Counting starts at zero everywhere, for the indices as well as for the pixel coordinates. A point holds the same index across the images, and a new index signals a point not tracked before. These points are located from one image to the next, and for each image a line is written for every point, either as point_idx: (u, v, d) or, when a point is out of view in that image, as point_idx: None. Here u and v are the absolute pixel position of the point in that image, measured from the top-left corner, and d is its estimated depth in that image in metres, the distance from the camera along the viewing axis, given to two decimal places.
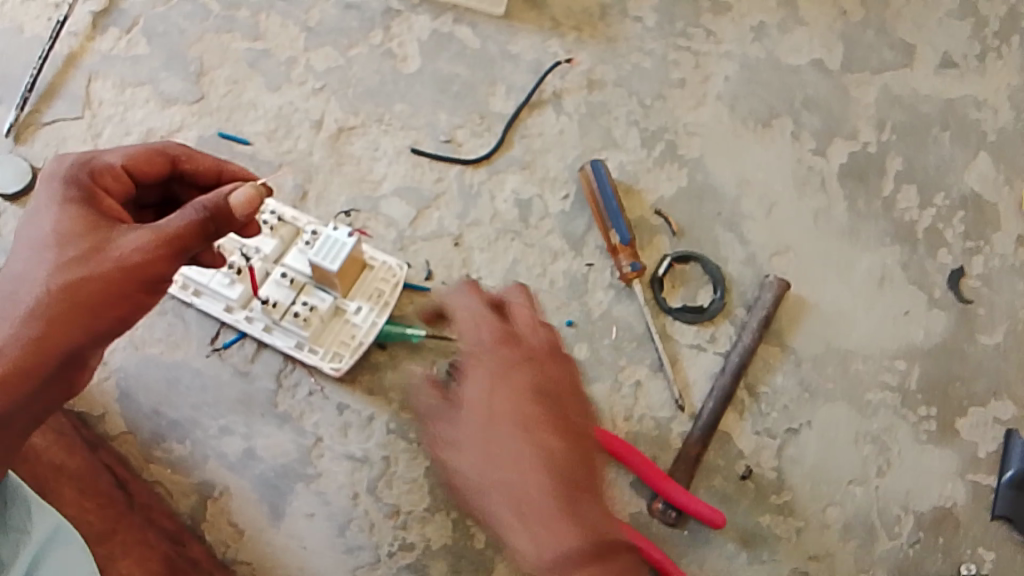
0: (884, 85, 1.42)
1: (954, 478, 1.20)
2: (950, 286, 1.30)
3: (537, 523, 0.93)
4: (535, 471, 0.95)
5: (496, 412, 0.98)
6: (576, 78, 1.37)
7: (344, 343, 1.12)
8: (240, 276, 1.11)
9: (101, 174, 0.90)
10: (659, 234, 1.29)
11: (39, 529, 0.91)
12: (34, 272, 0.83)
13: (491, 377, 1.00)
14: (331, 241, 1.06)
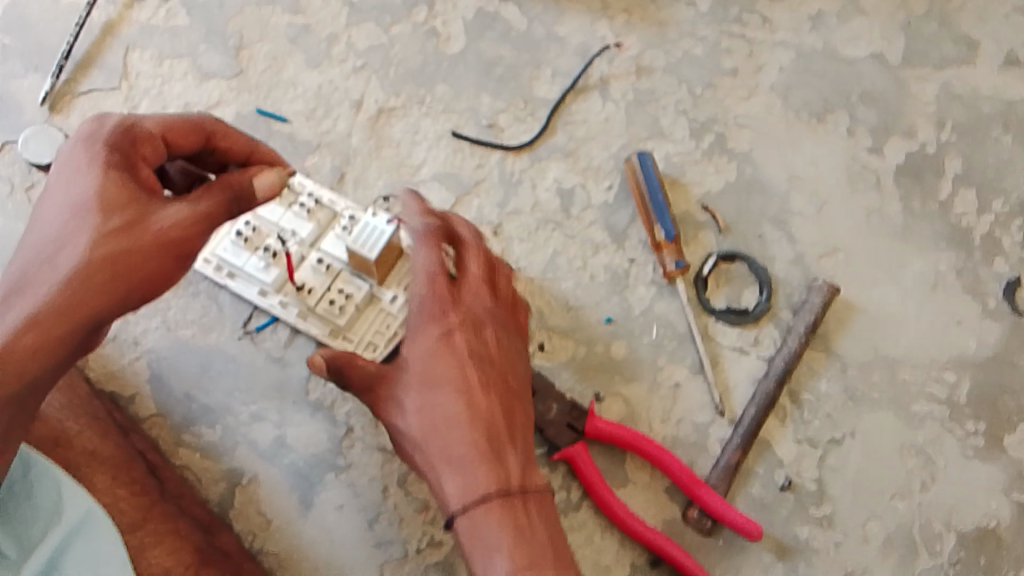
0: (945, 81, 1.35)
1: (999, 495, 1.16)
2: (1006, 297, 1.25)
3: (453, 485, 0.85)
4: (437, 437, 0.87)
5: (430, 374, 0.89)
6: (624, 64, 1.32)
7: (379, 332, 1.08)
8: (276, 260, 1.09)
9: (140, 143, 0.86)
10: (705, 231, 1.24)
11: (71, 511, 0.88)
12: (73, 241, 0.81)
13: (446, 332, 0.91)
14: (369, 228, 1.04)
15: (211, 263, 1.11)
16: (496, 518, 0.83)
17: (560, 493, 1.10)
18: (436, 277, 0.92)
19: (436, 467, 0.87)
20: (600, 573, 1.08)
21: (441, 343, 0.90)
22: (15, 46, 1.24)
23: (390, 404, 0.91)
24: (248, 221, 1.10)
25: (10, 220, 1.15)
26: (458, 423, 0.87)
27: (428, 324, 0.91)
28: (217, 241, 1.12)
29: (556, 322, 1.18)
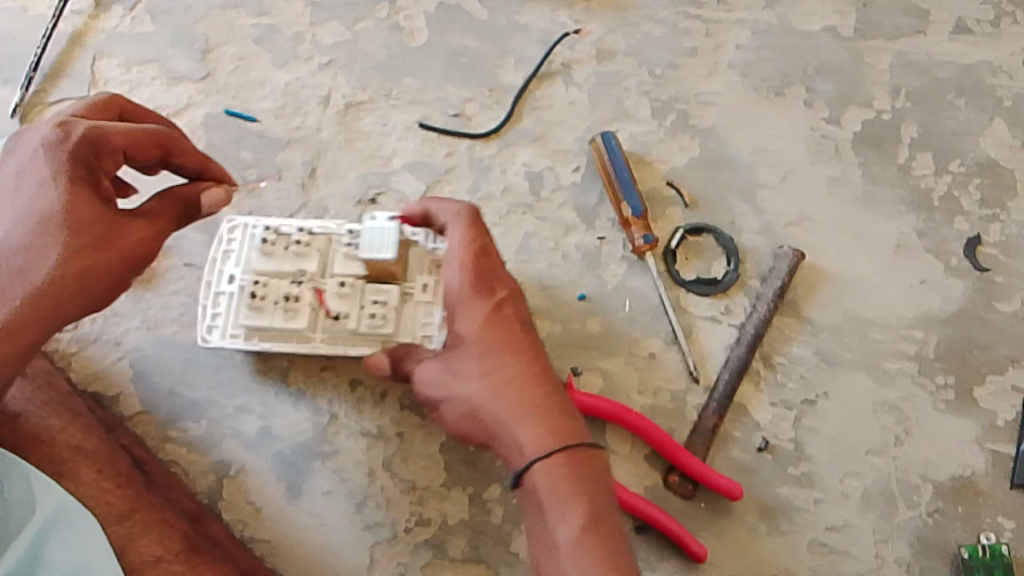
0: (899, 50, 1.39)
1: (973, 446, 1.19)
2: (968, 255, 1.28)
3: (526, 449, 0.85)
4: (506, 404, 0.87)
5: (490, 344, 0.89)
6: (586, 49, 1.35)
7: (425, 324, 1.03)
8: (296, 306, 1.02)
9: (104, 156, 0.87)
10: (672, 206, 1.27)
11: (44, 502, 0.89)
12: (43, 256, 0.83)
13: (493, 306, 0.91)
14: (371, 230, 1.00)
15: (237, 335, 1.03)
16: (563, 477, 0.84)
17: None
18: (475, 252, 0.93)
19: (501, 432, 0.87)
20: None
21: (490, 316, 0.90)
22: None
23: (444, 382, 0.90)
24: (250, 283, 1.03)
25: None
26: (524, 387, 0.87)
27: (474, 297, 0.91)
28: (229, 314, 1.04)
29: (533, 301, 1.21)
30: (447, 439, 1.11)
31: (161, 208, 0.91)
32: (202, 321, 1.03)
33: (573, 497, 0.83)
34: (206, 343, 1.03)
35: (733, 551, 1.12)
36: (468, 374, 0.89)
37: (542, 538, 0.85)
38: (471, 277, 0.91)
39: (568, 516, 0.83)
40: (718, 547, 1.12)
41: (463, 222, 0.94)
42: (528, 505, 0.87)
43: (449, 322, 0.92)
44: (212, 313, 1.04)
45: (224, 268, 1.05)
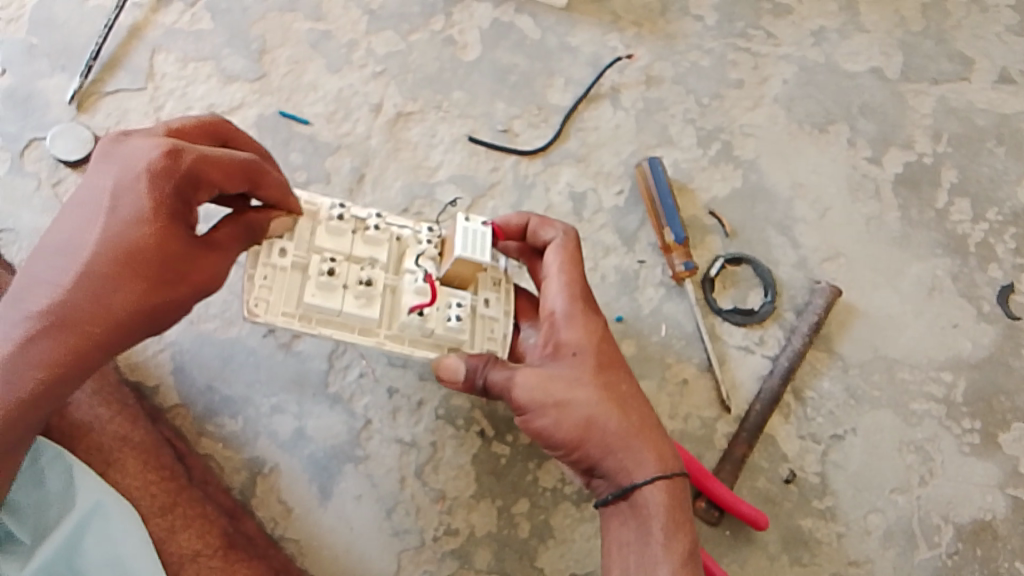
0: (941, 95, 1.40)
1: (995, 490, 1.21)
2: (999, 302, 1.30)
3: (643, 466, 0.90)
4: (626, 422, 0.90)
5: (604, 360, 0.92)
6: (634, 74, 1.36)
7: (498, 340, 0.95)
8: (371, 293, 0.91)
9: (201, 187, 0.80)
10: (711, 235, 1.28)
11: (83, 496, 0.90)
12: (121, 291, 0.76)
13: (602, 324, 0.94)
14: (471, 231, 0.92)
15: (290, 313, 0.89)
16: (673, 495, 0.91)
17: (572, 485, 1.14)
18: (583, 269, 0.95)
19: (615, 446, 0.90)
20: None
21: (603, 334, 0.93)
22: (43, 45, 1.26)
23: (557, 394, 0.89)
24: (318, 260, 0.91)
25: (37, 214, 1.18)
26: (637, 405, 0.92)
27: (587, 312, 0.93)
28: (281, 287, 0.89)
29: None
30: (478, 451, 1.13)
31: (234, 237, 0.84)
32: (250, 291, 0.87)
33: (682, 514, 0.90)
34: (254, 317, 0.86)
35: None
36: (586, 382, 0.90)
37: (647, 555, 0.88)
38: (584, 293, 0.93)
39: (683, 533, 0.89)
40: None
41: (567, 238, 0.96)
42: (629, 520, 0.91)
43: (559, 331, 0.92)
44: (260, 284, 0.88)
45: (276, 239, 0.90)
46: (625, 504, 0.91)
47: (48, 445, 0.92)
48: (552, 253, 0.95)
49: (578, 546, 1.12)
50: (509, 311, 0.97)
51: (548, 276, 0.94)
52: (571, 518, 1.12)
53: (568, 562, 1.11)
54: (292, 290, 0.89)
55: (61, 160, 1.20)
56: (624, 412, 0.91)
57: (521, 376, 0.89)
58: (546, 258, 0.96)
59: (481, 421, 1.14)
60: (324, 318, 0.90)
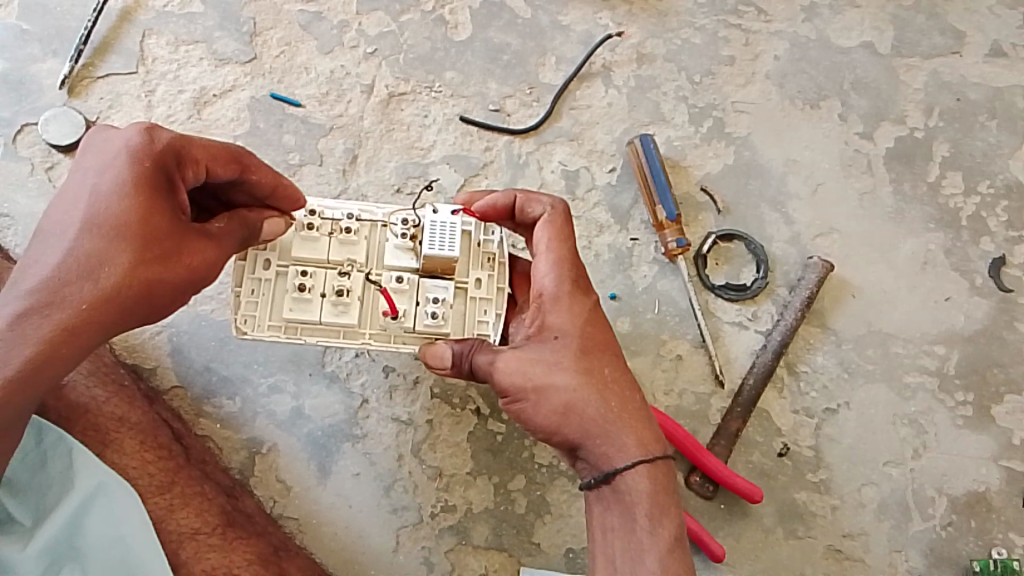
0: (934, 69, 1.40)
1: (988, 462, 1.22)
2: (992, 275, 1.30)
3: (625, 453, 0.90)
4: (608, 407, 0.90)
5: (589, 344, 0.91)
6: (626, 52, 1.36)
7: (485, 320, 0.95)
8: (346, 300, 0.93)
9: (185, 165, 0.83)
10: (704, 212, 1.29)
11: (85, 477, 0.91)
12: (111, 266, 0.77)
13: (590, 306, 0.93)
14: (437, 227, 0.93)
15: (275, 326, 0.92)
16: (659, 482, 0.91)
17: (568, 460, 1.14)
18: (571, 246, 0.94)
19: (594, 432, 0.90)
20: None
21: (590, 316, 0.92)
22: (33, 29, 1.26)
23: (536, 377, 0.89)
24: (294, 272, 0.93)
25: (32, 198, 1.19)
26: (621, 390, 0.92)
27: (575, 294, 0.92)
28: (264, 301, 0.92)
29: None
30: (475, 428, 1.14)
31: (228, 231, 0.85)
32: (235, 309, 0.91)
33: (668, 499, 0.91)
34: (241, 335, 0.91)
35: (749, 552, 1.15)
36: (568, 366, 0.90)
37: (631, 539, 0.89)
38: (572, 273, 0.92)
39: (667, 520, 0.90)
40: (735, 549, 1.15)
41: (556, 213, 0.95)
42: (612, 504, 0.91)
43: (546, 312, 0.92)
44: (245, 301, 0.92)
45: (259, 252, 0.93)
46: (607, 489, 0.91)
47: (53, 428, 0.93)
48: (541, 228, 0.94)
49: (575, 520, 1.13)
50: (502, 287, 0.97)
51: (536, 254, 0.94)
52: (568, 493, 1.13)
53: (566, 535, 1.12)
54: (275, 303, 0.92)
55: (54, 144, 1.20)
56: (606, 397, 0.90)
57: (502, 360, 0.90)
58: (535, 236, 0.95)
59: (477, 399, 1.15)
60: (306, 327, 0.93)
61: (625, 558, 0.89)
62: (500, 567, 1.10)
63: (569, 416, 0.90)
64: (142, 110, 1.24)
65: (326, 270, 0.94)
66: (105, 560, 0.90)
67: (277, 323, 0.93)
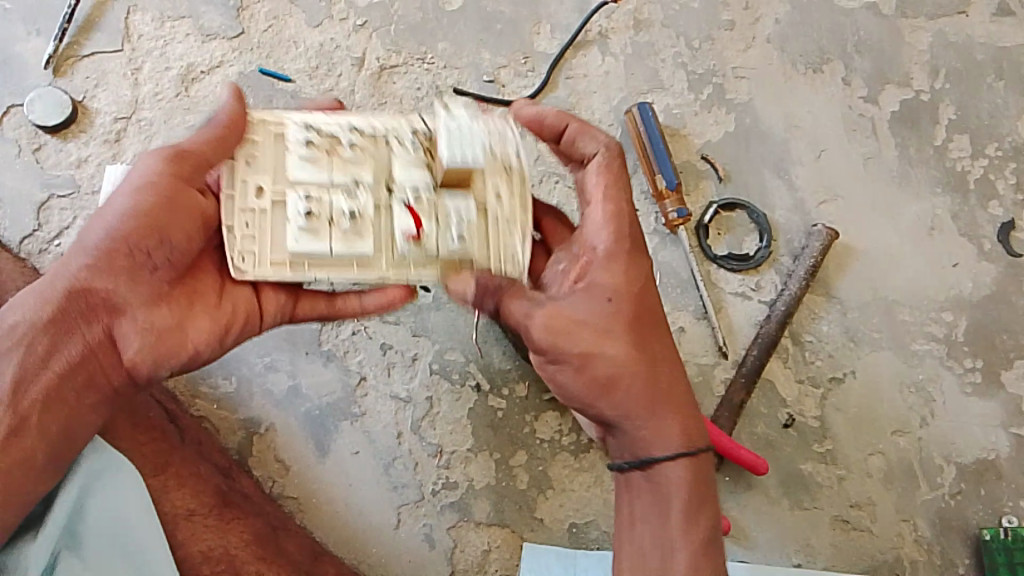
0: (939, 29, 1.36)
1: (998, 429, 1.20)
2: (1001, 239, 1.27)
3: (666, 441, 0.89)
4: (652, 388, 0.89)
5: (639, 312, 0.89)
6: (623, 18, 1.32)
7: (512, 240, 0.86)
8: (360, 225, 0.83)
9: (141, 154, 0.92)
10: (705, 179, 1.26)
11: (87, 460, 0.87)
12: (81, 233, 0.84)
13: (646, 268, 0.90)
14: (451, 132, 0.84)
15: (279, 262, 0.82)
16: (693, 483, 0.89)
17: (570, 435, 1.13)
18: (626, 196, 0.90)
19: (635, 409, 0.88)
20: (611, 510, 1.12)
21: (640, 279, 0.89)
22: (16, 9, 1.24)
23: (583, 342, 0.86)
24: (293, 197, 0.83)
25: (20, 180, 1.17)
26: (667, 370, 0.90)
27: (628, 256, 0.89)
28: (265, 235, 0.82)
29: None
30: (475, 404, 1.13)
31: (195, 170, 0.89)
32: (231, 245, 0.81)
33: (705, 503, 0.89)
34: (240, 275, 0.81)
35: (755, 524, 1.14)
36: (615, 334, 0.87)
37: (659, 536, 0.88)
38: (627, 233, 0.89)
39: (702, 519, 0.88)
40: (740, 521, 1.14)
41: (610, 155, 0.91)
42: (644, 491, 0.90)
43: (596, 270, 0.88)
44: (241, 234, 0.82)
45: (249, 177, 0.83)
46: (641, 474, 0.90)
47: None
48: (593, 170, 0.90)
49: (578, 495, 1.11)
50: (526, 203, 0.87)
51: (590, 203, 0.90)
52: (570, 468, 1.12)
53: (568, 511, 1.11)
54: (277, 234, 0.83)
55: (40, 125, 1.18)
56: (650, 373, 0.89)
57: (540, 318, 0.86)
58: (586, 177, 0.91)
59: (477, 375, 1.14)
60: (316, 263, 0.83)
61: (653, 550, 0.88)
62: (502, 543, 1.09)
63: (609, 390, 0.88)
64: (129, 88, 1.22)
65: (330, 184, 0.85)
66: (109, 544, 0.88)
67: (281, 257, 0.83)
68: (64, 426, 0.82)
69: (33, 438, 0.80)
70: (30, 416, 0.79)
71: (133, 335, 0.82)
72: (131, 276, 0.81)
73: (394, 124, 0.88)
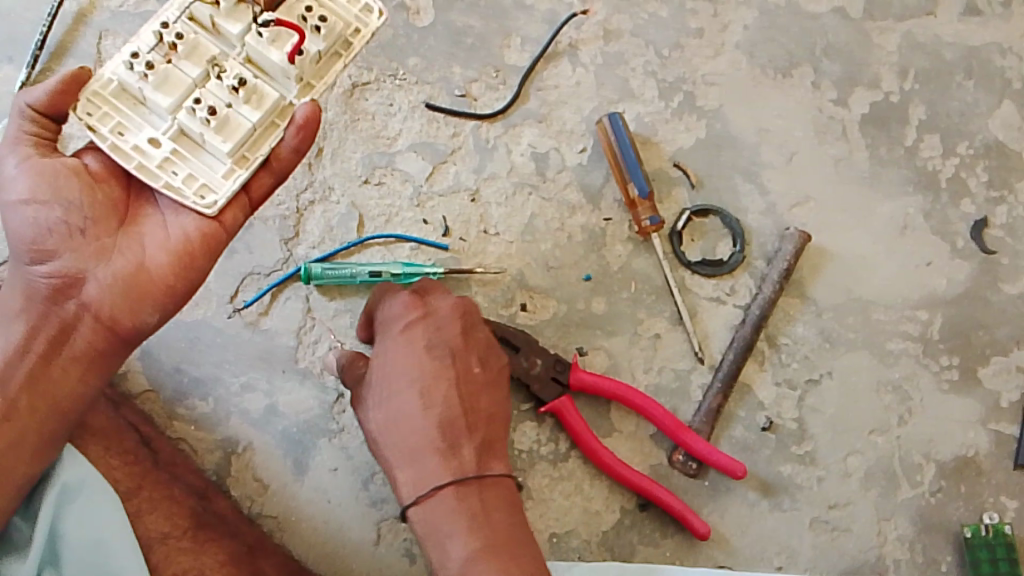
0: (907, 31, 1.37)
1: (976, 426, 1.20)
2: (974, 237, 1.28)
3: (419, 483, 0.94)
4: (409, 442, 0.95)
5: (393, 373, 0.98)
6: (592, 29, 1.34)
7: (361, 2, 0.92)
8: (250, 90, 0.88)
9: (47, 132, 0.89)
10: (678, 187, 1.27)
11: (64, 478, 0.91)
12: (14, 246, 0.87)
13: (422, 340, 0.99)
14: None
15: (227, 171, 0.87)
16: (475, 498, 0.93)
17: (548, 445, 1.14)
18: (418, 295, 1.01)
19: (398, 456, 0.95)
20: (592, 519, 1.13)
21: (408, 347, 0.98)
22: None
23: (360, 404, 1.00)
24: (186, 114, 0.86)
25: None
26: (423, 421, 0.95)
27: (405, 332, 0.99)
28: (196, 166, 0.87)
29: (537, 282, 1.22)
30: None
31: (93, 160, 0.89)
32: (185, 194, 0.85)
33: (498, 515, 0.93)
34: (212, 207, 0.86)
35: (735, 529, 1.14)
36: (375, 394, 0.98)
37: (448, 554, 0.91)
38: (415, 319, 1.00)
39: (449, 542, 0.91)
40: (720, 525, 1.14)
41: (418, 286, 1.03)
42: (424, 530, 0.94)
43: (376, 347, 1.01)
44: (182, 182, 0.86)
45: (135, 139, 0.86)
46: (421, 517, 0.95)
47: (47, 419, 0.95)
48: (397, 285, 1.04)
49: (558, 505, 1.13)
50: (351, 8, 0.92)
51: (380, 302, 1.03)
52: (548, 478, 1.13)
53: (548, 521, 1.12)
54: (208, 161, 0.87)
55: None
56: (416, 425, 0.95)
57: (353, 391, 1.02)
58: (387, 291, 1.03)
59: None
60: (251, 145, 0.88)
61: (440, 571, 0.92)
62: None
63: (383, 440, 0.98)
64: None
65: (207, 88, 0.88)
66: (84, 564, 0.90)
67: (222, 168, 0.87)
68: (53, 403, 0.88)
69: (26, 422, 0.87)
70: (21, 400, 0.87)
71: (99, 289, 0.88)
72: (73, 241, 0.87)
73: (178, 1, 0.89)
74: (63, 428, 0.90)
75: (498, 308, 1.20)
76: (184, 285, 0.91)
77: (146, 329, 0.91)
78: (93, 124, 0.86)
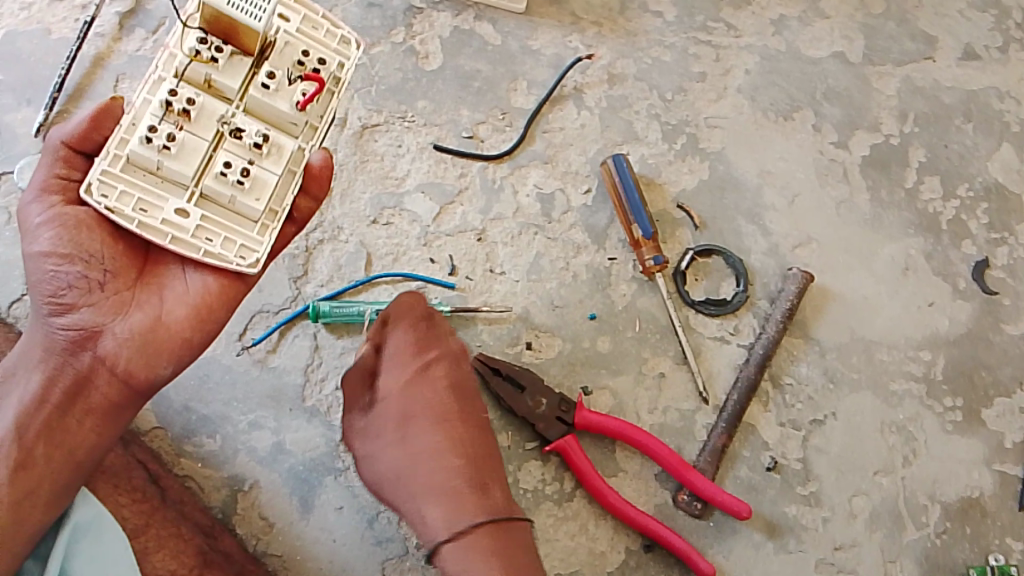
0: (906, 75, 1.39)
1: (981, 467, 1.21)
2: (975, 278, 1.29)
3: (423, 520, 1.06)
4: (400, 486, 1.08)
5: (374, 425, 1.10)
6: (597, 73, 1.36)
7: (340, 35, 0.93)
8: (268, 145, 0.89)
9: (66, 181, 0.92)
10: (681, 227, 1.29)
11: (79, 517, 0.95)
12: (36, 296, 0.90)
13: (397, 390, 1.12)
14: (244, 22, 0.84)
15: (260, 226, 0.89)
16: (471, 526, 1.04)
17: (553, 484, 1.14)
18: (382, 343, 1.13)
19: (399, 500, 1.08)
20: (596, 560, 1.13)
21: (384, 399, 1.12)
22: (7, 79, 1.28)
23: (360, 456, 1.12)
24: (212, 181, 0.87)
25: (10, 246, 1.20)
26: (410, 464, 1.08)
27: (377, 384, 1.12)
28: (232, 231, 0.88)
29: (542, 321, 1.23)
30: None
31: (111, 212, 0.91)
32: (233, 256, 0.87)
33: (497, 538, 1.04)
34: (258, 265, 0.88)
35: (740, 570, 1.14)
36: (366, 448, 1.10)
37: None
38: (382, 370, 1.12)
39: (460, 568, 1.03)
40: (725, 567, 1.14)
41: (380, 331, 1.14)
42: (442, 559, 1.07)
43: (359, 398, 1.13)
44: (225, 245, 0.87)
45: (165, 214, 0.86)
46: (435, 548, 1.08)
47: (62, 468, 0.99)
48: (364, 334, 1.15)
49: (562, 545, 1.13)
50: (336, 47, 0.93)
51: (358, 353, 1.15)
52: (554, 517, 1.13)
53: (552, 561, 1.13)
54: (239, 222, 0.89)
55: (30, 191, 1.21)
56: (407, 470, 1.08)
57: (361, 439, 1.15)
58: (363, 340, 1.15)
59: None
60: (278, 195, 0.90)
61: None
62: None
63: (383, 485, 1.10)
64: None
65: (224, 148, 0.88)
66: None
67: (253, 224, 0.89)
68: (68, 452, 0.93)
69: (40, 469, 0.91)
70: (38, 446, 0.91)
71: (116, 344, 0.91)
72: (92, 296, 0.91)
73: (166, 62, 0.88)
74: (75, 477, 0.94)
75: (504, 347, 1.21)
76: (197, 340, 0.94)
77: (161, 381, 0.95)
78: (113, 206, 0.84)
